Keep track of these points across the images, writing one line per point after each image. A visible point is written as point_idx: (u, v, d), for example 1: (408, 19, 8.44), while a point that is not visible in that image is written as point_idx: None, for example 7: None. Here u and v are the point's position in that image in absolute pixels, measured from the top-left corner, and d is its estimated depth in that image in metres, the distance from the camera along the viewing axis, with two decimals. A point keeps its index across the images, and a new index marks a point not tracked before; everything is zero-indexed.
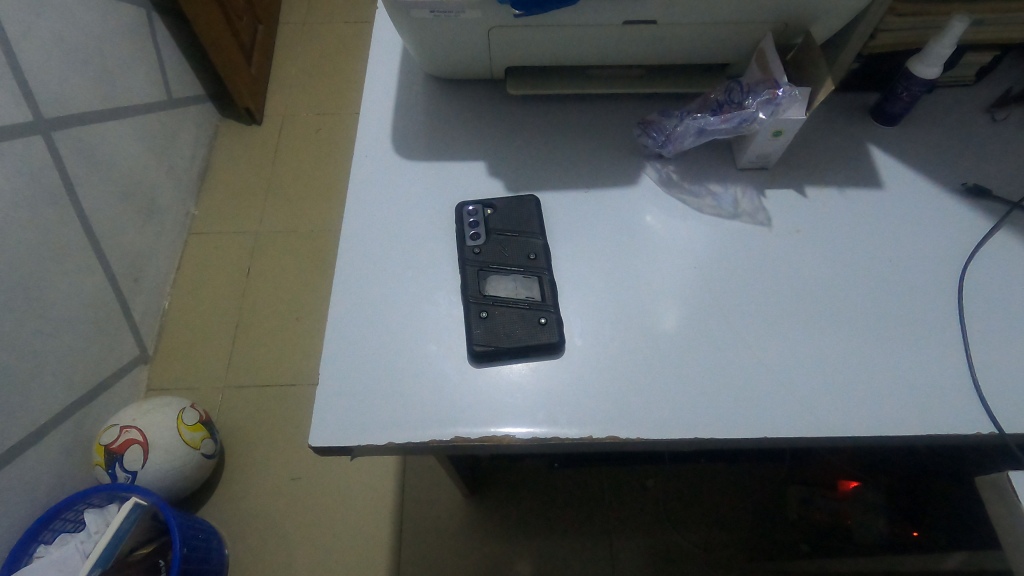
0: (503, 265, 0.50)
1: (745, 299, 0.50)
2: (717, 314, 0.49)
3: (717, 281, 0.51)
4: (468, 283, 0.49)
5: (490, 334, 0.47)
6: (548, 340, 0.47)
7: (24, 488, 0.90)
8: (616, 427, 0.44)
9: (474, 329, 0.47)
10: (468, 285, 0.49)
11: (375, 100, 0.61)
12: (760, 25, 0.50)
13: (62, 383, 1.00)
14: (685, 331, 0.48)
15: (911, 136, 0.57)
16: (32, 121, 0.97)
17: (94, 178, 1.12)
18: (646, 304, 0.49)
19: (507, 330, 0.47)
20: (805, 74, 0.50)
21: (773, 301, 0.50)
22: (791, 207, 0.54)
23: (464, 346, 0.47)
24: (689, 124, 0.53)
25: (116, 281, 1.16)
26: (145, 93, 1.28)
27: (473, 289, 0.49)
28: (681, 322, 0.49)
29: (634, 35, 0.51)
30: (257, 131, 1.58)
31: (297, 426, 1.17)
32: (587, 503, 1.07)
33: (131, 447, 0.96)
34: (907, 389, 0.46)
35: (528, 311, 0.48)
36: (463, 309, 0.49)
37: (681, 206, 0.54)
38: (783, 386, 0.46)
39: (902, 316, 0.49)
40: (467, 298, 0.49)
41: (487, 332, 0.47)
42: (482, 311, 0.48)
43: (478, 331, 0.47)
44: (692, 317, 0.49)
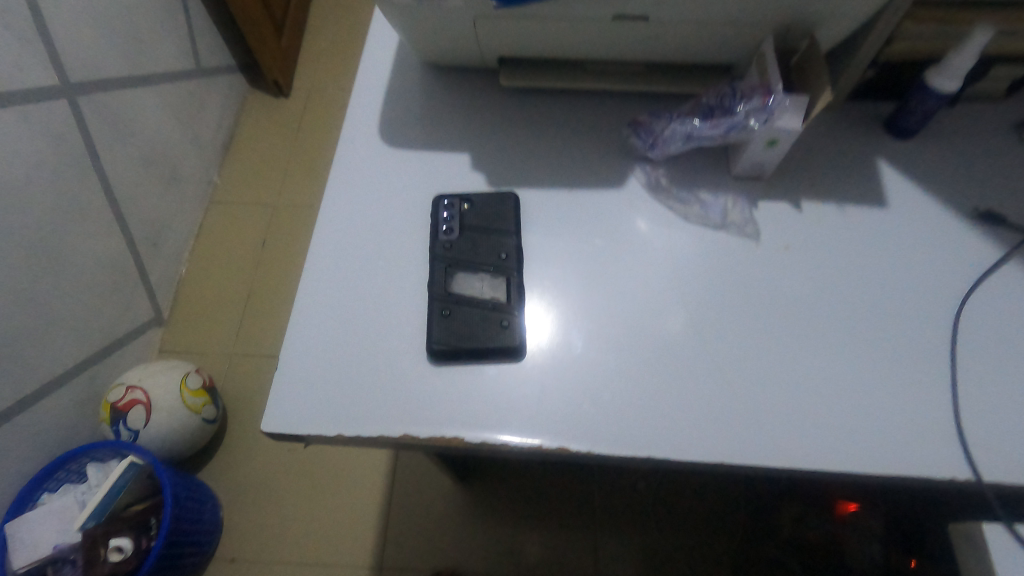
0: (472, 263, 0.49)
1: (740, 320, 0.47)
2: (720, 328, 0.47)
3: (717, 296, 0.48)
4: (434, 280, 0.48)
5: (449, 332, 0.46)
6: (507, 344, 0.45)
7: (35, 437, 0.95)
8: (568, 439, 0.43)
9: (435, 327, 0.46)
10: (434, 282, 0.48)
11: (368, 84, 0.60)
12: (762, 26, 0.47)
13: (77, 340, 1.04)
14: (688, 340, 0.47)
15: (925, 152, 0.53)
16: (58, 85, 0.99)
17: (118, 144, 1.15)
18: (653, 309, 0.48)
19: (467, 330, 0.46)
20: (806, 81, 0.47)
21: (778, 323, 0.47)
22: (785, 221, 0.51)
23: (424, 344, 0.47)
24: (677, 128, 0.50)
25: (134, 244, 1.20)
26: (173, 61, 1.30)
27: (439, 286, 0.48)
28: (686, 330, 0.47)
29: (625, 31, 0.49)
30: (283, 103, 1.59)
31: None
32: (572, 491, 1.07)
33: (135, 407, 1.00)
34: (883, 426, 0.43)
35: (491, 313, 0.47)
36: (428, 305, 0.48)
37: (667, 212, 0.52)
38: (749, 412, 0.44)
39: (889, 347, 0.46)
40: (431, 294, 0.48)
41: (446, 331, 0.46)
42: (445, 310, 0.47)
43: (438, 329, 0.46)
44: (700, 328, 0.47)
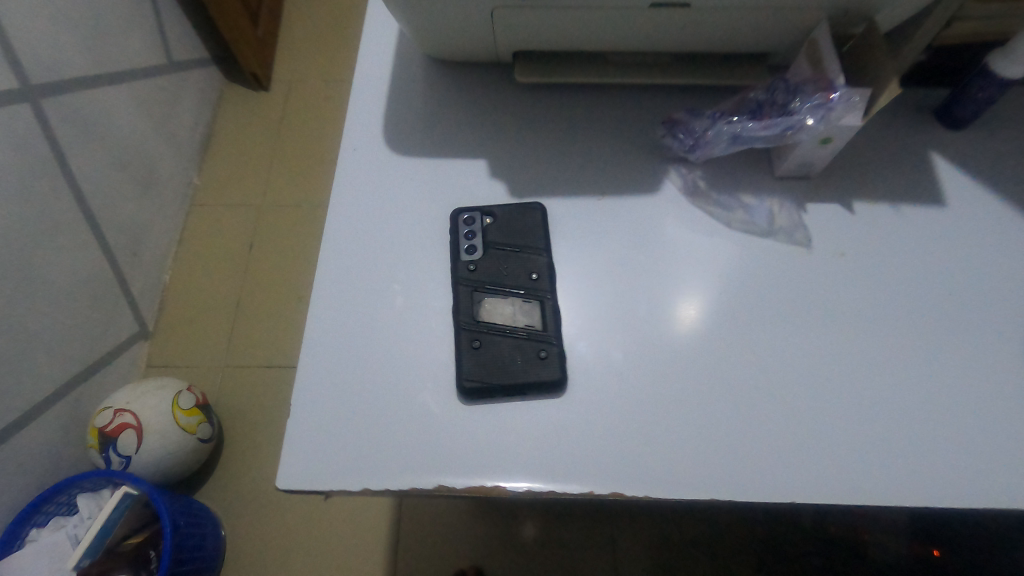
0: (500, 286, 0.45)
1: (770, 321, 0.44)
2: (741, 318, 0.44)
3: (741, 286, 0.45)
4: (459, 305, 0.44)
5: (482, 367, 0.42)
6: (547, 377, 0.41)
7: (18, 469, 0.89)
8: (621, 482, 0.40)
9: (465, 361, 0.42)
10: (460, 309, 0.44)
11: (367, 84, 0.54)
12: (815, 11, 0.42)
13: (58, 363, 0.97)
14: (704, 329, 0.44)
15: (981, 144, 0.49)
16: (19, 88, 0.90)
17: (90, 149, 1.07)
18: (666, 286, 0.45)
19: (501, 364, 0.42)
20: (864, 73, 0.42)
21: (794, 306, 0.45)
22: (836, 225, 0.47)
23: (453, 379, 0.42)
24: (722, 128, 0.45)
25: (113, 256, 1.12)
26: (143, 56, 1.21)
27: (466, 313, 0.44)
28: (702, 316, 0.44)
29: (662, 20, 0.44)
30: (263, 97, 1.51)
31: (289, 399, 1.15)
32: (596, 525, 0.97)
33: (125, 432, 0.94)
34: (957, 450, 0.40)
35: (526, 343, 0.43)
36: (454, 336, 0.43)
37: (707, 218, 0.48)
38: (814, 443, 0.40)
39: (957, 363, 0.42)
40: (457, 324, 0.43)
41: (477, 366, 0.42)
42: (475, 340, 0.43)
43: (468, 364, 0.42)
44: (716, 308, 0.45)
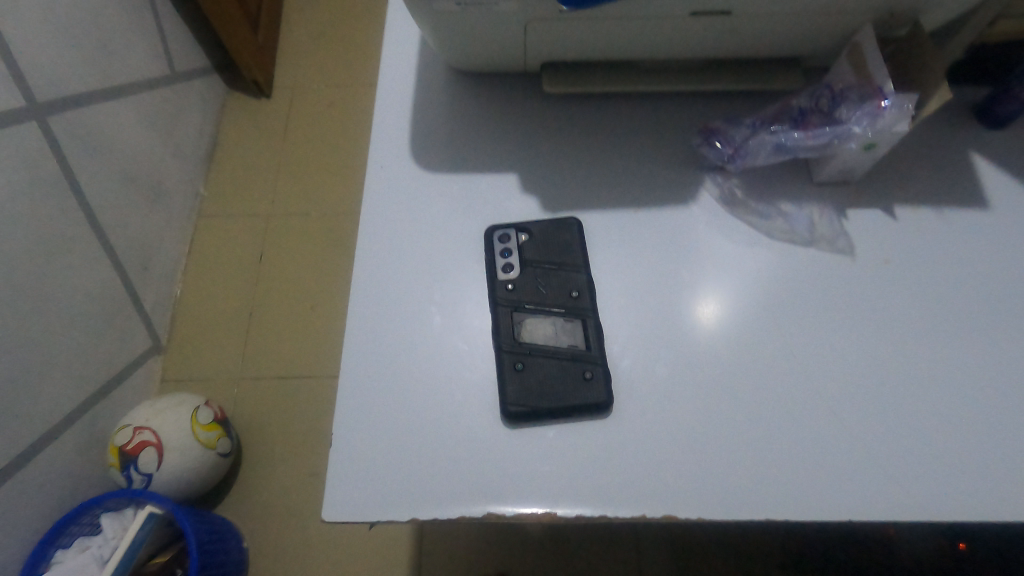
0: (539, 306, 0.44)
1: (800, 323, 0.44)
2: (768, 322, 0.44)
3: (767, 288, 0.45)
4: (500, 327, 0.43)
5: (527, 391, 0.41)
6: (594, 399, 0.41)
7: (41, 490, 0.88)
8: (675, 505, 0.39)
9: (509, 386, 0.41)
10: (501, 331, 0.43)
11: (390, 98, 0.53)
12: (857, 14, 0.41)
13: (75, 382, 0.96)
14: (726, 329, 0.43)
15: (1022, 142, 0.48)
16: (25, 106, 0.89)
17: (98, 164, 1.05)
18: (688, 284, 0.45)
19: (546, 387, 0.41)
20: (909, 77, 0.41)
21: (821, 307, 0.44)
22: (879, 231, 0.46)
23: (497, 403, 0.41)
24: (764, 138, 0.44)
25: (125, 271, 1.11)
26: (146, 67, 1.20)
27: (507, 335, 0.43)
28: (720, 318, 0.44)
29: (699, 28, 0.42)
30: (266, 104, 1.50)
31: (305, 411, 1.15)
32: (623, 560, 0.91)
33: (145, 450, 0.93)
34: (1016, 462, 0.39)
35: (569, 364, 0.42)
36: (496, 358, 0.42)
37: (746, 228, 0.47)
38: (870, 459, 0.39)
39: (1010, 372, 0.42)
40: (498, 347, 0.42)
41: (522, 390, 0.41)
42: (518, 363, 0.42)
43: (513, 388, 0.41)
44: (739, 309, 0.44)
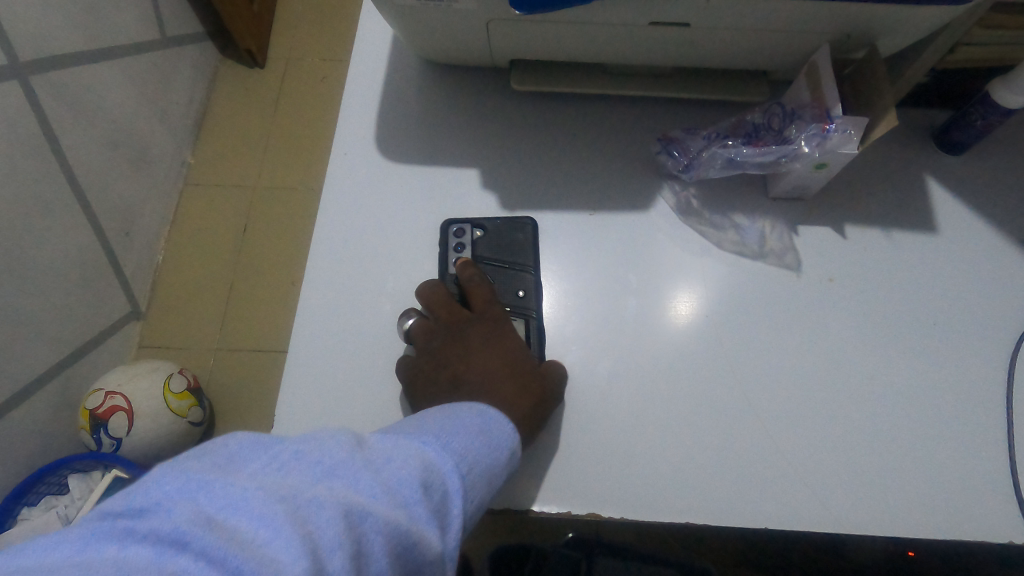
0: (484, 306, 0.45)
1: (755, 332, 0.44)
2: (727, 331, 0.44)
3: (725, 297, 0.46)
4: None
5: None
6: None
7: (10, 448, 0.89)
8: (601, 503, 0.40)
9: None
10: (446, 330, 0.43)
11: (360, 86, 0.53)
12: (816, 35, 0.41)
13: (50, 344, 0.97)
14: (696, 327, 0.45)
15: (977, 170, 0.49)
16: (6, 65, 0.88)
17: (81, 127, 1.04)
18: (652, 287, 0.46)
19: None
20: (863, 100, 0.42)
21: (782, 318, 0.45)
22: (828, 250, 0.47)
23: None
24: (718, 152, 0.45)
25: (106, 236, 1.11)
26: (136, 31, 1.18)
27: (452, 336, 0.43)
28: (692, 317, 0.45)
29: (661, 38, 0.43)
30: (259, 75, 1.48)
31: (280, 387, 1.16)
32: None
33: (116, 414, 0.95)
34: (937, 483, 0.40)
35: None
36: None
37: (699, 238, 0.47)
38: (794, 471, 0.41)
39: (943, 395, 0.42)
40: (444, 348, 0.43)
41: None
42: None
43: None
44: (706, 313, 0.45)
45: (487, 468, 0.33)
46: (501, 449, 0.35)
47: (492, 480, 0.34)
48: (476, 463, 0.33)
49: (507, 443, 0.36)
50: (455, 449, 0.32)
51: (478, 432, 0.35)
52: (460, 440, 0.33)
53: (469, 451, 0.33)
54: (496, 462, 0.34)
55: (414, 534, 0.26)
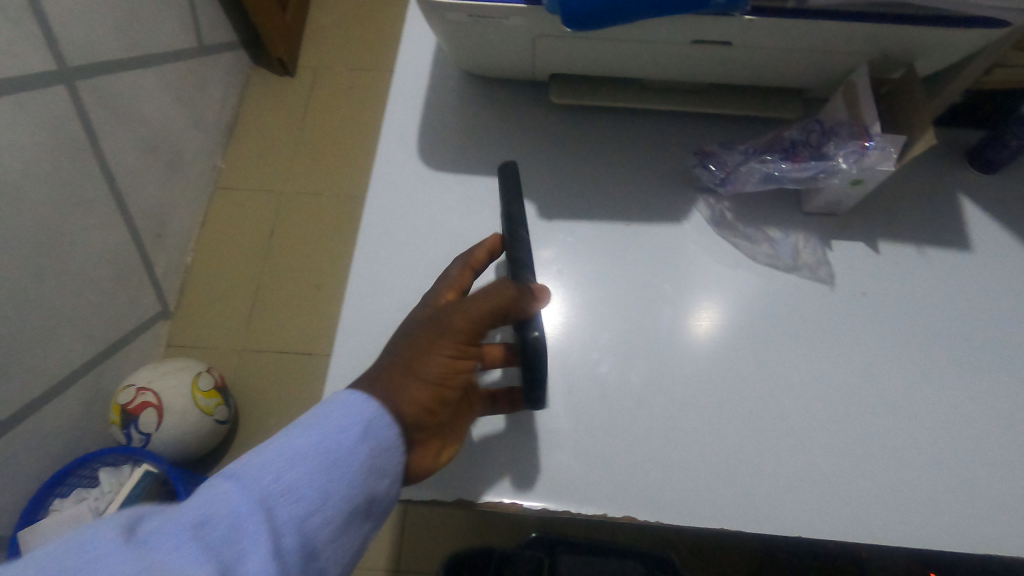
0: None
1: (788, 344, 0.45)
2: (761, 341, 0.45)
3: (758, 308, 0.46)
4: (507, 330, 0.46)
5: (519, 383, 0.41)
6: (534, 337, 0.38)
7: (44, 439, 0.92)
8: (635, 507, 0.41)
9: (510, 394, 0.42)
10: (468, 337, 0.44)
11: (403, 96, 0.55)
12: (855, 55, 0.42)
13: (84, 340, 1.00)
14: (728, 338, 0.45)
15: (1010, 189, 0.49)
16: (55, 70, 0.91)
17: (120, 130, 1.07)
18: (686, 297, 0.47)
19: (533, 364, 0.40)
20: (900, 119, 0.43)
21: (815, 331, 0.45)
22: (861, 264, 0.47)
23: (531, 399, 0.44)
24: (754, 166, 0.46)
25: (140, 236, 1.14)
26: (175, 38, 1.22)
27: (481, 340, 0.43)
28: (724, 328, 0.46)
29: (702, 54, 0.44)
30: (289, 83, 1.52)
31: (303, 388, 1.18)
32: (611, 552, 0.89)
33: (146, 410, 0.97)
34: (971, 499, 0.40)
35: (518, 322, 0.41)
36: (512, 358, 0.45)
37: (733, 250, 0.48)
38: (826, 481, 0.41)
39: (978, 411, 0.43)
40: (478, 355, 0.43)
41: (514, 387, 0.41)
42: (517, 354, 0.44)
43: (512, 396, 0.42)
44: (738, 323, 0.46)
45: (314, 477, 0.34)
46: (357, 443, 0.36)
47: (345, 477, 0.35)
48: (311, 472, 0.34)
49: (371, 430, 0.36)
50: (274, 469, 0.33)
51: (309, 438, 0.35)
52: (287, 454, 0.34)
53: (295, 465, 0.34)
54: (345, 460, 0.35)
55: (186, 573, 0.28)
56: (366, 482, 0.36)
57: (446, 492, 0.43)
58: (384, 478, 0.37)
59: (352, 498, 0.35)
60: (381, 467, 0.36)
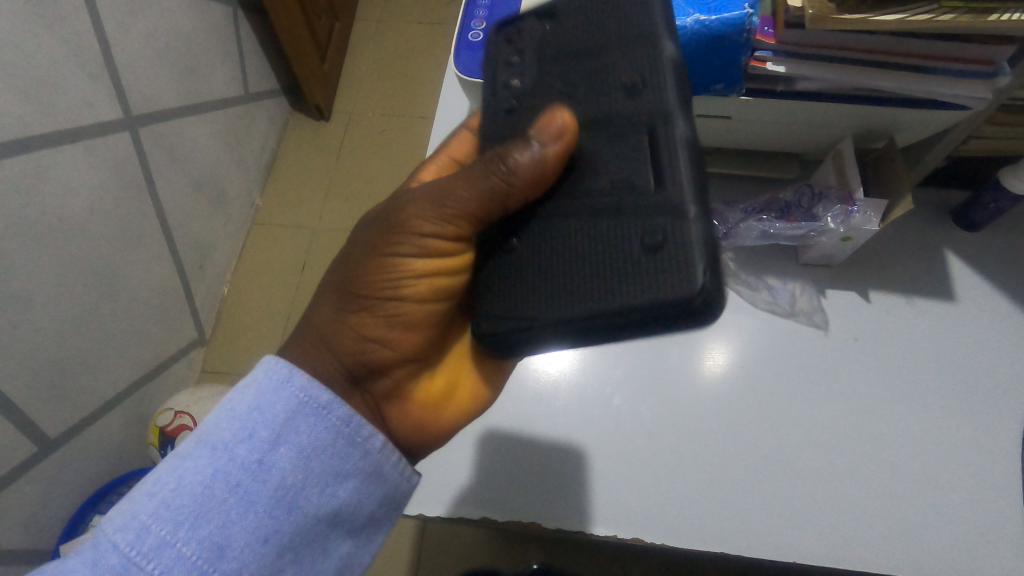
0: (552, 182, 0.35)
1: (785, 384, 0.49)
2: (761, 380, 0.50)
3: (755, 351, 0.51)
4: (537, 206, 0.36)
5: (511, 304, 0.33)
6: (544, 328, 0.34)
7: (87, 458, 0.98)
8: (642, 529, 0.45)
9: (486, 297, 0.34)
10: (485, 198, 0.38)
11: None
12: (841, 128, 0.48)
13: (129, 365, 1.06)
14: (730, 374, 0.50)
15: (994, 245, 0.54)
16: (122, 118, 1.00)
17: (172, 171, 1.16)
18: (693, 338, 0.52)
19: (564, 284, 0.31)
20: (882, 184, 0.48)
21: (810, 373, 0.50)
22: (852, 312, 0.52)
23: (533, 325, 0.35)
24: (753, 223, 0.52)
25: (183, 268, 1.22)
26: (224, 87, 1.32)
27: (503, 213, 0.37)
28: (728, 366, 0.50)
29: (706, 125, 0.50)
30: (325, 127, 1.62)
31: None
32: None
33: (183, 433, 1.02)
34: (954, 533, 0.44)
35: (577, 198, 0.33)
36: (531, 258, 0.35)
37: (734, 296, 0.53)
38: (819, 511, 0.45)
39: (960, 451, 0.46)
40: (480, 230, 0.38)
41: (494, 300, 0.34)
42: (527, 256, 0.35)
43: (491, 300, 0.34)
44: (743, 362, 0.51)
45: (260, 443, 0.33)
46: (272, 453, 0.33)
47: (263, 493, 0.32)
48: (217, 495, 0.31)
49: (287, 432, 0.33)
50: (175, 498, 0.31)
51: (246, 413, 0.34)
52: (187, 481, 0.31)
53: (196, 491, 0.31)
54: (290, 429, 0.33)
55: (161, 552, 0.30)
56: (329, 455, 0.34)
57: (472, 510, 0.47)
58: (331, 479, 0.34)
59: (279, 514, 0.32)
60: (317, 468, 0.34)
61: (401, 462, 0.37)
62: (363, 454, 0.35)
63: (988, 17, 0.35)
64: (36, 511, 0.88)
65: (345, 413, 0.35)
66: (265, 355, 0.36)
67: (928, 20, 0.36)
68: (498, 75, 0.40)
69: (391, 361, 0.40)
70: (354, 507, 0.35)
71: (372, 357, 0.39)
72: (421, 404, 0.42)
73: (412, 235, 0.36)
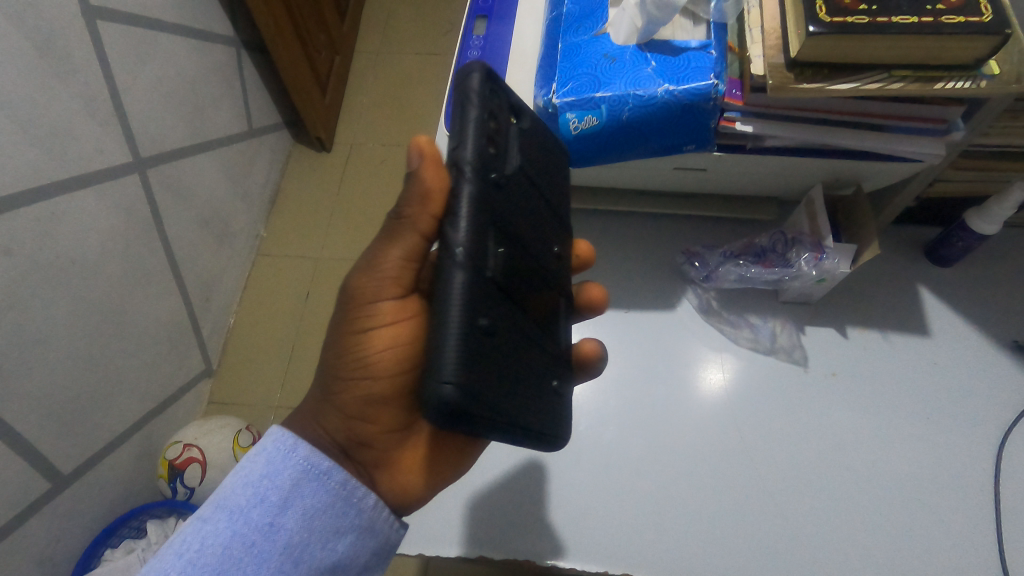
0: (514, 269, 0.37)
1: (766, 422, 0.52)
2: (743, 416, 0.52)
3: (738, 389, 0.53)
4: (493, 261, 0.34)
5: (479, 385, 0.31)
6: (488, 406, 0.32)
7: (99, 492, 1.00)
8: (632, 564, 0.47)
9: (451, 353, 0.30)
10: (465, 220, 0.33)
11: None
12: (811, 177, 0.51)
13: (139, 400, 1.09)
14: (715, 410, 0.52)
15: (965, 281, 0.56)
16: (131, 161, 1.04)
17: (179, 208, 1.19)
18: (678, 377, 0.54)
19: (508, 385, 0.34)
20: (850, 229, 0.51)
21: (790, 408, 0.52)
22: (831, 348, 0.54)
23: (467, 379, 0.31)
24: (731, 268, 0.55)
25: (190, 302, 1.25)
26: (228, 124, 1.37)
27: (479, 253, 0.33)
28: (712, 403, 0.53)
29: (685, 175, 0.53)
30: (326, 158, 1.66)
31: None
32: None
33: (192, 465, 1.04)
34: (929, 566, 0.45)
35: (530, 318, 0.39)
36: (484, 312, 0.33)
37: (717, 333, 0.56)
38: (798, 543, 0.47)
39: (934, 484, 0.48)
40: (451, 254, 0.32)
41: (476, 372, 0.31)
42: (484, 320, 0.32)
43: (455, 360, 0.30)
44: (729, 397, 0.53)
45: (270, 508, 0.37)
46: (281, 516, 0.37)
47: (273, 551, 0.36)
48: (236, 555, 0.36)
49: (293, 497, 0.38)
50: (199, 557, 0.35)
51: (256, 479, 0.38)
52: (208, 543, 0.36)
53: (217, 551, 0.36)
54: (294, 494, 0.38)
55: None
56: (331, 514, 0.38)
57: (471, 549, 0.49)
58: (332, 536, 0.38)
59: (287, 569, 0.36)
60: (319, 527, 0.38)
61: (390, 517, 0.42)
62: (359, 512, 0.40)
63: (934, 85, 0.38)
64: (49, 546, 0.90)
65: (343, 476, 0.39)
66: (270, 427, 0.40)
67: (880, 87, 0.39)
68: (473, 128, 0.35)
69: (373, 431, 0.43)
70: (351, 559, 0.39)
71: (360, 430, 0.43)
72: (404, 469, 0.45)
73: (369, 309, 0.41)
